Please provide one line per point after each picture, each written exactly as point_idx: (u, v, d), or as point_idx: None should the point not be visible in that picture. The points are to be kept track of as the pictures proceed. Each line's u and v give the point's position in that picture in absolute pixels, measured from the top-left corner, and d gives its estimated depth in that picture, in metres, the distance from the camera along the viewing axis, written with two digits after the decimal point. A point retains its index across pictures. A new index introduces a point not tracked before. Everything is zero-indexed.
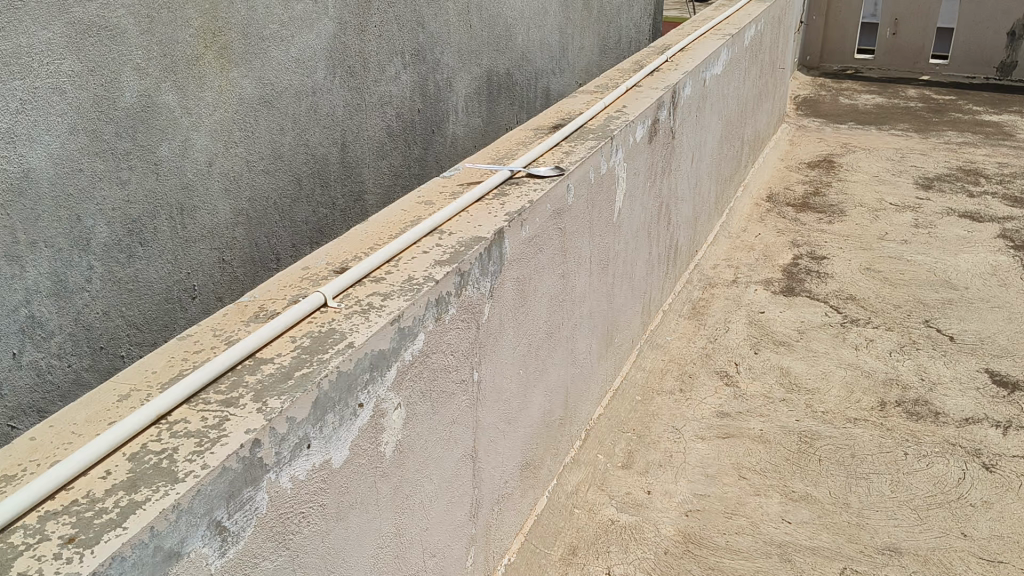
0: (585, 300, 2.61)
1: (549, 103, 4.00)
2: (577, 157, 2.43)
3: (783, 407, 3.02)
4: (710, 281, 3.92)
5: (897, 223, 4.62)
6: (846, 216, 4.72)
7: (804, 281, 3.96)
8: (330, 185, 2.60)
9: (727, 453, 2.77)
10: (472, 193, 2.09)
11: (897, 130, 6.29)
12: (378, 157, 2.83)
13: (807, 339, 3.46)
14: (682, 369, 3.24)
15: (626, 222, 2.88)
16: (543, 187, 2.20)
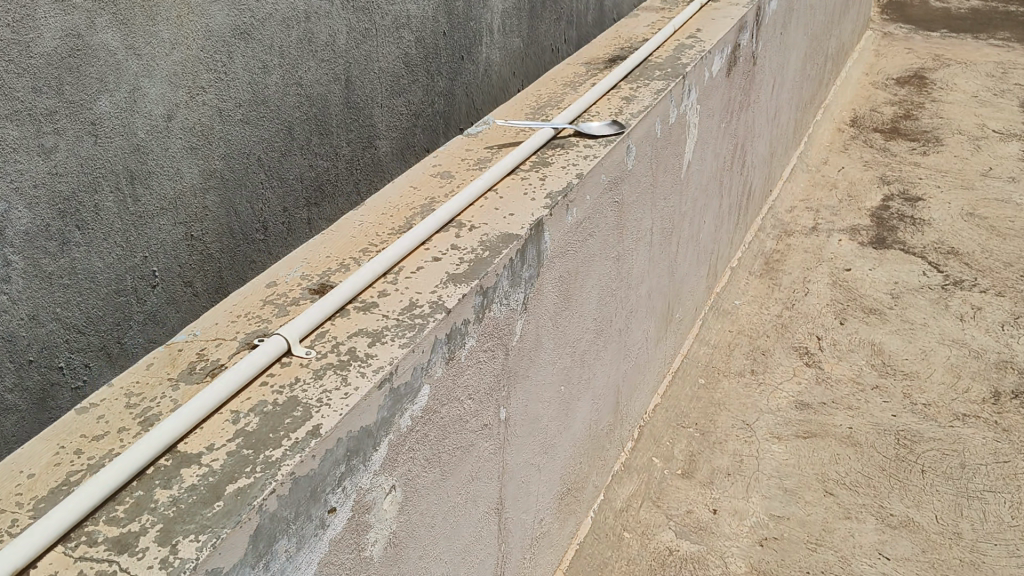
0: (644, 280, 2.13)
1: (602, 15, 3.40)
2: (640, 105, 1.92)
3: (876, 398, 2.56)
4: (784, 230, 3.42)
5: (1001, 157, 4.02)
6: (942, 146, 4.12)
7: (895, 230, 3.43)
8: (335, 128, 2.06)
9: (810, 460, 2.32)
10: (501, 163, 1.60)
11: (998, 39, 5.56)
12: (394, 94, 2.32)
13: (902, 307, 2.96)
14: (754, 344, 2.77)
15: (695, 175, 2.36)
16: (596, 152, 1.70)
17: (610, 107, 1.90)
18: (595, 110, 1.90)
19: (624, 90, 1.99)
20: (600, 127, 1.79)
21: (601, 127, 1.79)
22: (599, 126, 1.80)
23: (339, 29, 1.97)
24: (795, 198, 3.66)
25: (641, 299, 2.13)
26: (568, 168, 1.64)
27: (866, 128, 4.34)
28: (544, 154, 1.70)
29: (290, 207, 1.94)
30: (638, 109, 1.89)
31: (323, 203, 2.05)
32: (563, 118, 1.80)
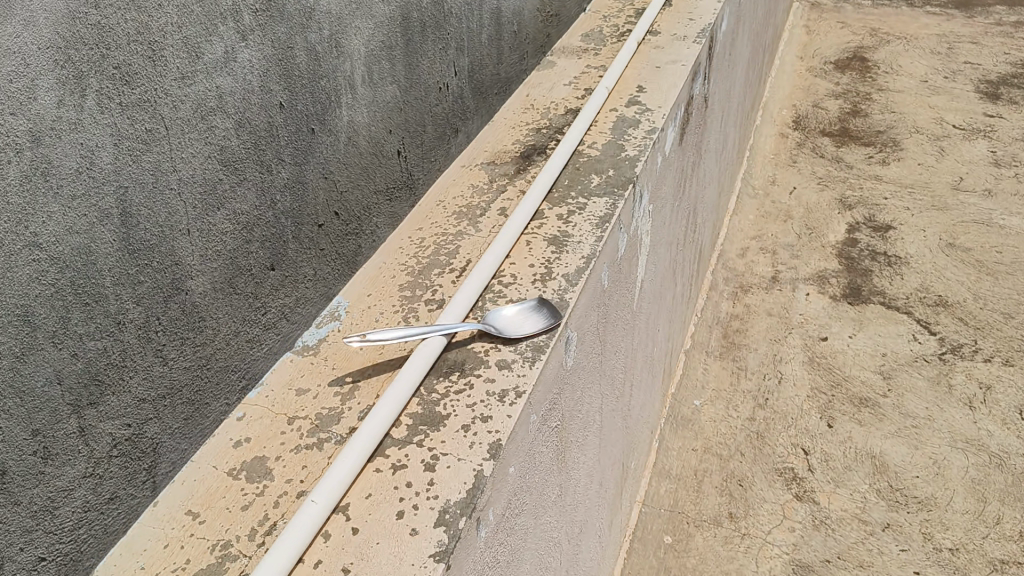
0: (591, 483, 1.47)
1: (505, 29, 2.38)
2: (574, 254, 1.24)
3: (889, 546, 2.00)
4: (740, 283, 2.81)
5: (970, 162, 3.48)
6: (902, 150, 3.56)
7: (869, 276, 2.85)
8: (125, 278, 1.17)
9: None
10: (353, 449, 0.92)
11: (935, 5, 5.03)
12: (230, 185, 1.36)
13: (898, 395, 2.40)
14: (726, 471, 2.18)
15: (646, 295, 1.71)
16: (517, 380, 1.03)
17: (533, 266, 1.23)
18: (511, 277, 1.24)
19: (549, 225, 1.31)
20: (522, 311, 1.12)
21: (528, 314, 1.11)
22: (523, 313, 1.11)
23: (133, 126, 1.14)
24: (745, 236, 3.06)
25: (590, 498, 1.47)
26: (473, 430, 0.97)
27: (812, 130, 3.74)
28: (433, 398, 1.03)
29: (55, 425, 1.09)
30: (568, 264, 1.22)
31: (107, 394, 1.17)
32: (454, 311, 1.12)
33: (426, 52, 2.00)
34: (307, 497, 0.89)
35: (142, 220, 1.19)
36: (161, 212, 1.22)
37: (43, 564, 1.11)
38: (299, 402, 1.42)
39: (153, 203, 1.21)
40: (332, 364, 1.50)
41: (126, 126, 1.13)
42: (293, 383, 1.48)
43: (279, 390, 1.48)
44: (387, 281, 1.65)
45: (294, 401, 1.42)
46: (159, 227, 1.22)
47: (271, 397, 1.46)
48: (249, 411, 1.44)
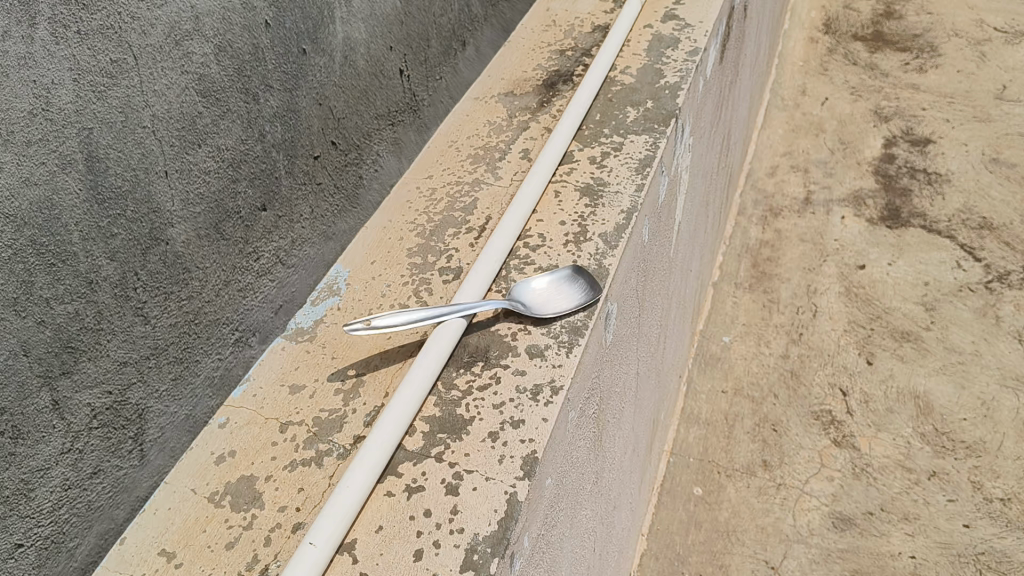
0: (624, 454, 1.32)
1: None
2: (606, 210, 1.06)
3: (936, 496, 1.88)
4: (771, 205, 2.62)
5: (1015, 66, 3.22)
6: (942, 54, 3.31)
7: (908, 196, 2.65)
8: (95, 237, 1.00)
9: None
10: (358, 468, 0.77)
11: None
12: (212, 117, 1.16)
13: (942, 328, 2.24)
14: (759, 415, 2.04)
15: (682, 236, 1.53)
16: (551, 372, 0.86)
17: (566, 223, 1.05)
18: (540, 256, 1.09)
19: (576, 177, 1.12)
20: (557, 281, 0.94)
21: (564, 291, 0.94)
22: (558, 289, 0.94)
23: (96, 56, 0.97)
24: (774, 153, 2.85)
25: (625, 472, 1.33)
26: (502, 439, 0.81)
27: (845, 33, 3.48)
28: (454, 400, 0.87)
29: (27, 408, 0.94)
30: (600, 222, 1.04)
31: (83, 361, 1.01)
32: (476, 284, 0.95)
33: None
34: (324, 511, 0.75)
35: (111, 165, 1.01)
36: (134, 153, 1.04)
37: (21, 551, 0.96)
38: (294, 403, 1.21)
39: (122, 142, 1.02)
40: (331, 351, 1.29)
41: (86, 59, 0.96)
42: (285, 377, 1.27)
43: (268, 385, 1.27)
44: (394, 242, 1.48)
45: (286, 402, 1.21)
46: (132, 170, 1.04)
47: (257, 400, 1.25)
48: (234, 416, 1.23)
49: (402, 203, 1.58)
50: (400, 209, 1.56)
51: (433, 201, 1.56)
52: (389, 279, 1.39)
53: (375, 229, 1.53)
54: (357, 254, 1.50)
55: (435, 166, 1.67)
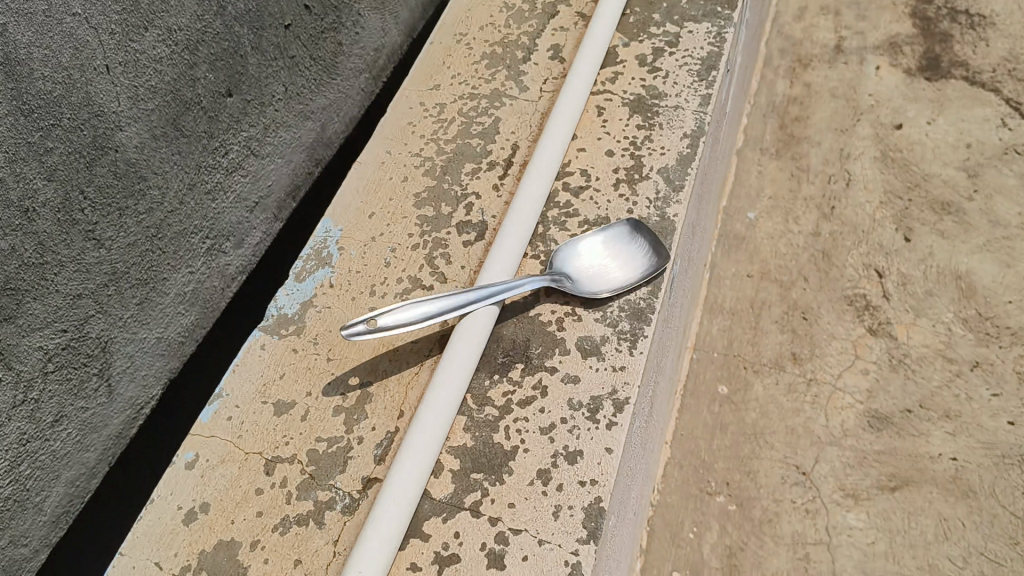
0: (644, 451, 1.43)
1: None
2: (659, 143, 1.46)
3: (979, 390, 1.74)
4: (798, 57, 2.35)
5: None
6: None
7: (948, 43, 2.35)
8: (34, 131, 1.09)
9: (900, 535, 1.57)
10: (410, 469, 1.10)
11: None
12: (156, 1, 1.25)
13: (986, 197, 2.02)
14: (788, 302, 1.88)
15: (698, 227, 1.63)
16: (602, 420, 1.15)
17: (618, 141, 1.47)
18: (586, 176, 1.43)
19: (616, 97, 1.54)
20: (615, 243, 1.30)
21: (628, 249, 1.30)
22: (623, 250, 1.30)
23: None
24: None
25: (644, 460, 1.45)
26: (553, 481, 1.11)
27: None
28: (495, 419, 1.17)
29: None
30: (654, 153, 1.44)
31: None
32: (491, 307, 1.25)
33: None
34: (374, 514, 1.07)
35: (38, 66, 1.09)
36: (64, 50, 1.12)
37: None
38: (283, 428, 1.24)
39: (25, 51, 1.07)
40: (331, 325, 1.35)
41: None
42: (266, 390, 1.29)
43: (243, 406, 1.28)
44: (394, 189, 1.52)
45: (271, 428, 1.25)
46: (63, 73, 1.13)
47: (232, 423, 1.27)
48: (203, 452, 1.24)
49: (403, 124, 1.63)
50: (401, 130, 1.62)
51: (441, 119, 1.62)
52: (393, 239, 1.44)
53: (375, 159, 1.58)
54: (346, 209, 1.52)
55: (440, 69, 1.72)
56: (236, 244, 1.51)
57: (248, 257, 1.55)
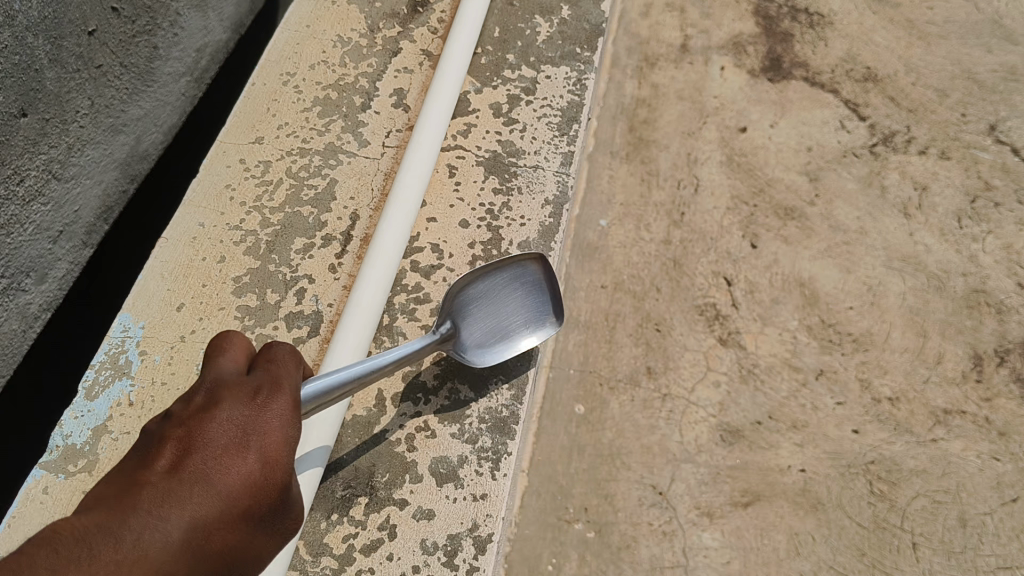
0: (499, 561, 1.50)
1: None
2: (518, 210, 1.64)
3: (824, 399, 1.76)
4: (645, 54, 2.27)
5: None
6: None
7: (789, 41, 2.30)
8: None
9: (756, 554, 1.57)
10: None
11: None
12: None
13: (827, 202, 2.04)
14: (641, 313, 1.85)
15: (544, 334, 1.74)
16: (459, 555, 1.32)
17: (474, 209, 1.63)
18: (439, 250, 1.57)
19: (470, 156, 1.70)
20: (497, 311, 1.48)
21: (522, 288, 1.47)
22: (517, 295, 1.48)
23: None
24: None
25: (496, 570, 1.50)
26: None
27: None
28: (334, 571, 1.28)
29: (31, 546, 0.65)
30: (513, 224, 1.62)
31: None
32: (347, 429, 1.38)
33: None
34: None
35: None
36: None
37: None
38: None
39: None
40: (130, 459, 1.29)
41: None
42: None
43: None
44: (201, 287, 1.49)
45: None
46: None
47: None
48: None
49: (218, 188, 1.61)
50: (219, 196, 1.60)
51: (265, 181, 1.62)
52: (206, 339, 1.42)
53: (185, 237, 1.54)
54: (145, 303, 1.46)
55: (266, 119, 1.70)
56: (40, 279, 1.33)
57: (53, 293, 1.37)
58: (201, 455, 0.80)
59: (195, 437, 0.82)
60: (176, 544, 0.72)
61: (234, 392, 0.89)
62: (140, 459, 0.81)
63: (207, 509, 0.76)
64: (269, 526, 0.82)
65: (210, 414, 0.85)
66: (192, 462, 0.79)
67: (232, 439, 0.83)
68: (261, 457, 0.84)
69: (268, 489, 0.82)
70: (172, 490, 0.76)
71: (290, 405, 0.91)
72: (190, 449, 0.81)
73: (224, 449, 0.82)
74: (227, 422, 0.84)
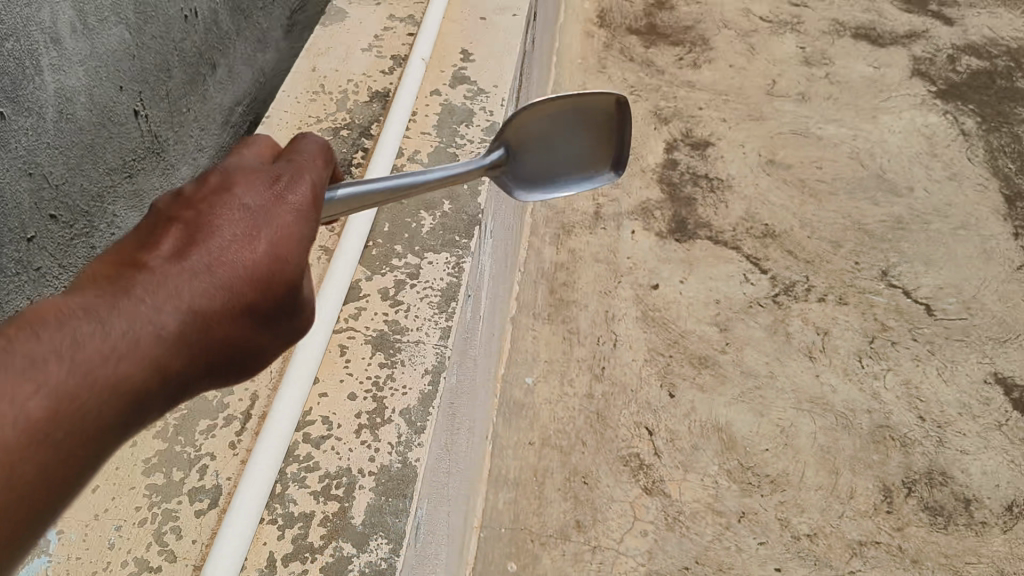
0: None
1: None
2: None
3: (747, 540, 1.83)
4: (562, 222, 2.43)
5: (778, 43, 3.07)
6: (722, 22, 3.12)
7: (693, 204, 2.50)
8: None
9: None
10: None
11: None
12: None
13: (737, 350, 2.17)
14: (568, 467, 1.92)
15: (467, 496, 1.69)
16: None
17: None
18: None
19: None
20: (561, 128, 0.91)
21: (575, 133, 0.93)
22: (569, 122, 0.92)
23: None
24: None
25: None
26: None
27: (622, 9, 3.16)
28: None
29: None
30: None
31: None
32: (264, 461, 1.06)
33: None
34: None
35: None
36: None
37: None
38: None
39: None
40: None
41: None
42: None
43: None
44: None
45: None
46: None
47: None
48: None
49: None
50: None
51: None
52: None
53: None
54: None
55: None
56: None
57: None
58: (206, 243, 0.69)
59: (201, 224, 0.70)
60: (158, 344, 0.64)
61: (250, 170, 0.76)
62: (141, 236, 0.70)
63: (205, 305, 0.67)
64: (282, 313, 0.72)
65: (219, 196, 0.73)
66: (197, 251, 0.68)
67: (245, 223, 0.71)
68: (278, 245, 0.71)
69: (284, 278, 0.71)
70: (168, 285, 0.66)
71: (318, 195, 0.75)
72: (194, 240, 0.69)
73: (234, 241, 0.70)
74: (239, 209, 0.71)
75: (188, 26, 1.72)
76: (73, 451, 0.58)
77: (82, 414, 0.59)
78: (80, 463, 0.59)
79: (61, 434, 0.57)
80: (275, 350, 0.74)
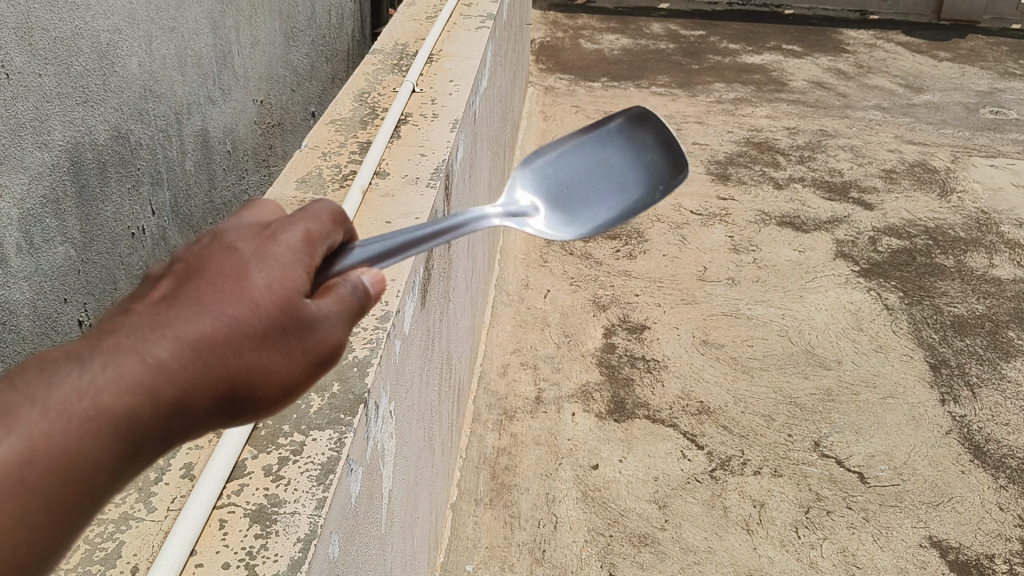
0: None
1: (157, 165, 1.93)
2: None
3: None
4: (504, 408, 2.52)
5: (708, 234, 3.29)
6: (655, 218, 3.36)
7: (630, 385, 2.61)
8: None
9: None
10: None
11: (659, 60, 4.96)
12: None
13: (675, 525, 2.20)
14: None
15: None
16: None
17: None
18: None
19: None
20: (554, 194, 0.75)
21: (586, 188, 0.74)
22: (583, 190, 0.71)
23: None
24: (504, 350, 2.72)
25: None
26: None
27: None
28: None
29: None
30: None
31: None
32: (183, 533, 0.93)
33: (22, 216, 1.50)
34: None
35: None
36: None
37: None
38: None
39: None
40: None
41: None
42: None
43: None
44: None
45: None
46: None
47: None
48: None
49: None
50: None
51: None
52: None
53: None
54: None
55: None
56: None
57: None
58: (199, 279, 0.57)
59: (196, 265, 0.58)
60: (142, 387, 0.51)
61: (245, 220, 0.63)
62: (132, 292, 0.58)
63: (197, 333, 0.54)
64: (290, 348, 0.58)
65: (215, 246, 0.60)
66: (191, 288, 0.56)
67: (237, 259, 0.58)
68: (278, 274, 0.58)
69: (289, 308, 0.58)
70: (151, 320, 0.54)
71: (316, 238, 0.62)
72: (185, 280, 0.57)
73: (227, 277, 0.57)
74: (236, 252, 0.59)
75: (134, 240, 1.86)
76: (55, 499, 0.48)
77: (62, 459, 0.48)
78: (68, 507, 0.49)
79: (37, 478, 0.47)
80: (291, 382, 0.59)
